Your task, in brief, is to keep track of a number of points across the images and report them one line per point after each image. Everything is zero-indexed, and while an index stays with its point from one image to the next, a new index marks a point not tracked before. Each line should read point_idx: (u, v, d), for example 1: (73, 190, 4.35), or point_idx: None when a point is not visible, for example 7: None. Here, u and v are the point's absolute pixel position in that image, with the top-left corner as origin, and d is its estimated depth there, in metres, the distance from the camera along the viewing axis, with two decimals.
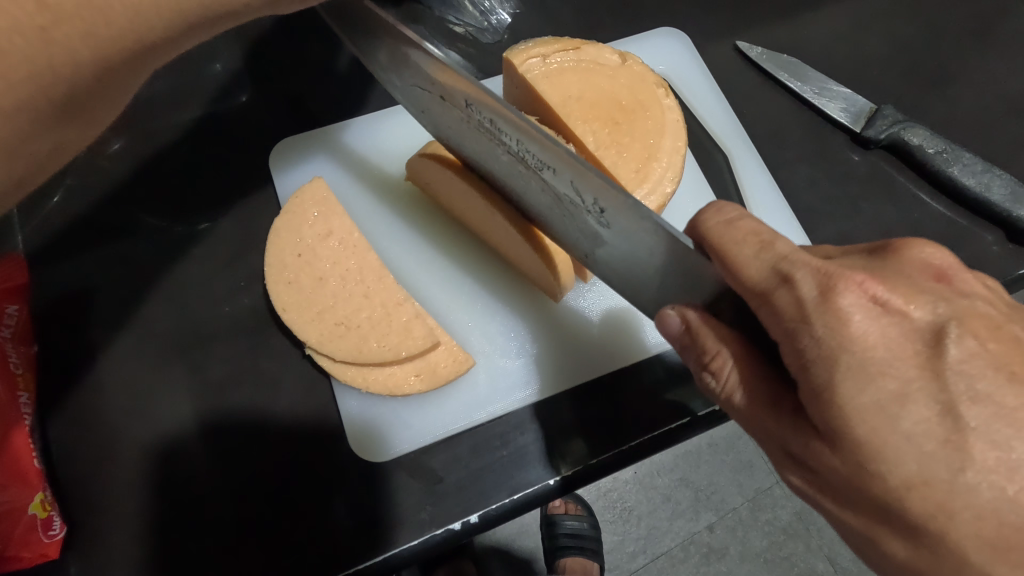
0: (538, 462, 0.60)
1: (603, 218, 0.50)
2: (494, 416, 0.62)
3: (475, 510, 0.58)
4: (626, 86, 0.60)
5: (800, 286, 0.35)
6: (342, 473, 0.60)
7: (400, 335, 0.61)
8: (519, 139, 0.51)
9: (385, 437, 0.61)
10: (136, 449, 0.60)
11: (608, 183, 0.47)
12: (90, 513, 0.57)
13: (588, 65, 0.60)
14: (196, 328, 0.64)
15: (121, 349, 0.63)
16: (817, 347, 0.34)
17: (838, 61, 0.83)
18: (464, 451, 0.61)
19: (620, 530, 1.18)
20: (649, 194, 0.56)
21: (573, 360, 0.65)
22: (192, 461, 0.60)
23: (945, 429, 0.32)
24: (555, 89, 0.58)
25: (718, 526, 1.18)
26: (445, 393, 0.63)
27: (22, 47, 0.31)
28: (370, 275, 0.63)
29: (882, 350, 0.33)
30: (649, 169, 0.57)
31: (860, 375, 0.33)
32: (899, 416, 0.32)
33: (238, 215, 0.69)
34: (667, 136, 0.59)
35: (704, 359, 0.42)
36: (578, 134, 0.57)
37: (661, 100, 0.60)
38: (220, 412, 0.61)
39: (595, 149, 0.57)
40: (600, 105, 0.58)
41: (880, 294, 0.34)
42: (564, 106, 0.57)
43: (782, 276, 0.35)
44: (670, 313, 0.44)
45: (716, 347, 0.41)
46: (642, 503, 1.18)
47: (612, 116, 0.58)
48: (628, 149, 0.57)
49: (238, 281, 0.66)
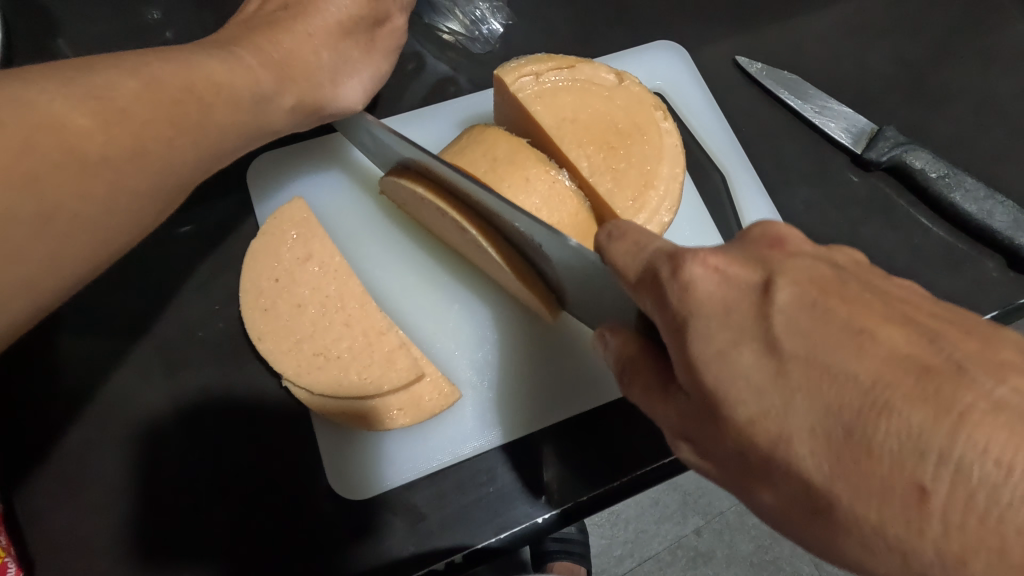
0: (528, 498, 0.58)
1: (560, 264, 0.52)
2: (480, 450, 0.60)
3: (461, 548, 0.56)
4: (622, 108, 0.57)
5: (660, 270, 0.35)
6: (314, 504, 0.57)
7: (381, 369, 0.58)
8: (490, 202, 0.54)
9: (366, 474, 0.58)
10: (104, 486, 0.56)
11: (554, 236, 0.49)
12: (55, 554, 0.54)
13: (584, 85, 0.57)
14: (161, 350, 0.61)
15: (80, 375, 0.59)
16: (674, 309, 0.34)
17: (839, 76, 0.80)
18: (449, 487, 0.58)
19: (608, 533, 1.16)
20: (645, 224, 0.54)
21: (567, 392, 0.63)
22: (163, 494, 0.56)
23: (771, 364, 0.30)
24: (549, 111, 0.55)
25: (706, 530, 1.17)
26: (429, 427, 0.60)
27: (161, 148, 0.38)
28: (351, 304, 0.60)
29: (722, 304, 0.32)
30: (645, 198, 0.55)
31: (702, 331, 0.33)
32: (735, 362, 0.31)
33: (208, 233, 0.65)
34: (664, 162, 0.56)
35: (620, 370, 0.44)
36: (571, 161, 0.54)
37: (659, 124, 0.57)
38: (186, 443, 0.58)
39: (589, 176, 0.54)
40: (595, 129, 0.56)
41: (721, 263, 0.33)
42: (558, 129, 0.55)
43: (650, 269, 0.36)
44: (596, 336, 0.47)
45: (624, 353, 0.43)
46: (630, 507, 1.15)
47: (608, 140, 0.55)
48: (624, 175, 0.55)
49: (213, 304, 0.63)
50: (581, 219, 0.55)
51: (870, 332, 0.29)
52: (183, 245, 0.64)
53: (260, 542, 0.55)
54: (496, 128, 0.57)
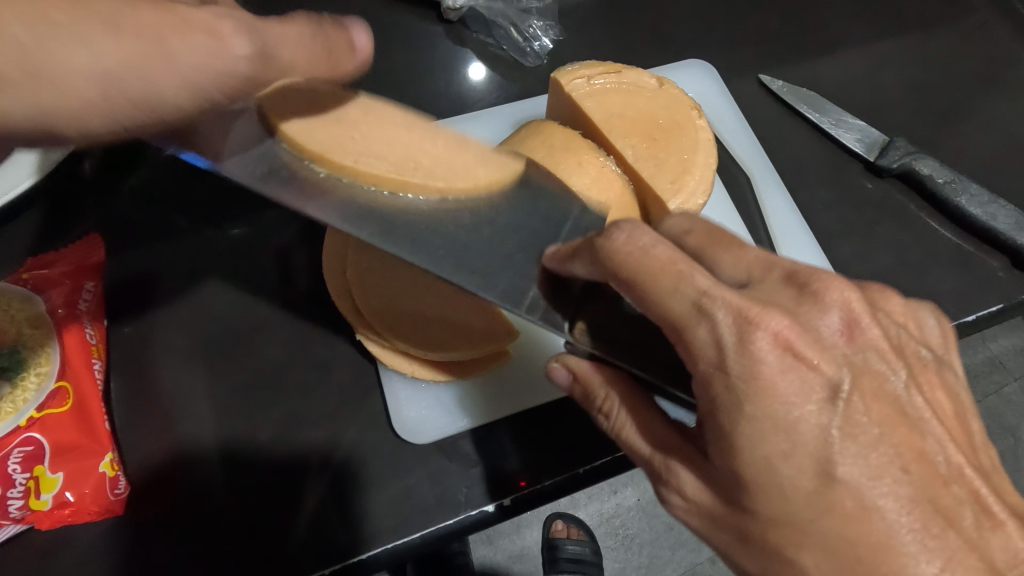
0: (570, 451, 0.64)
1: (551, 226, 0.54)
2: (528, 405, 0.66)
3: (509, 493, 0.62)
4: (663, 106, 0.65)
5: (722, 324, 0.36)
6: (373, 446, 0.64)
7: (449, 335, 0.65)
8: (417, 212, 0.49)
9: (426, 422, 0.65)
10: (193, 420, 0.63)
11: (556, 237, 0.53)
12: (148, 481, 0.61)
13: (629, 87, 0.66)
14: (248, 311, 0.69)
15: (175, 330, 0.68)
16: (726, 394, 0.36)
17: (853, 97, 0.89)
18: (499, 439, 0.65)
19: (622, 557, 1.28)
20: (682, 204, 0.61)
21: None
22: (245, 428, 0.63)
23: (820, 472, 0.35)
24: (599, 107, 0.64)
25: (720, 558, 1.28)
26: (482, 383, 0.67)
27: None
28: (421, 272, 0.67)
29: (780, 393, 0.35)
30: (683, 182, 0.62)
31: (755, 423, 0.35)
32: (786, 455, 0.35)
33: (292, 211, 0.74)
34: (699, 153, 0.64)
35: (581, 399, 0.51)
36: (619, 149, 0.63)
37: (695, 121, 0.65)
38: (271, 393, 0.65)
39: (634, 162, 0.63)
40: (640, 123, 0.64)
41: (792, 339, 0.36)
42: (607, 122, 0.63)
43: (703, 312, 0.36)
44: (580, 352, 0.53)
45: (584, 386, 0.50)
46: (645, 530, 1.29)
47: (650, 133, 0.64)
48: (664, 163, 0.63)
49: (294, 271, 0.71)
50: (626, 198, 0.63)
51: (898, 453, 0.37)
52: (272, 219, 0.73)
53: (330, 475, 0.62)
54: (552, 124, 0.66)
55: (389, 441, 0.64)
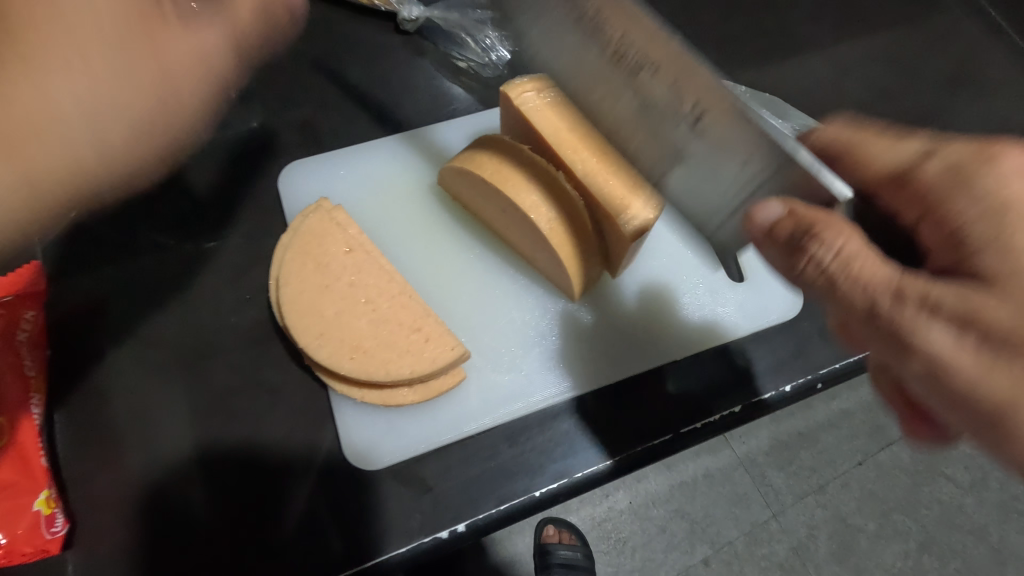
0: (528, 473, 0.63)
1: (698, 125, 0.55)
2: (482, 429, 0.65)
3: (464, 519, 0.61)
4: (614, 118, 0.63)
5: (944, 155, 0.47)
6: (323, 474, 0.62)
7: (378, 363, 0.59)
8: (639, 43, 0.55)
9: (379, 447, 0.64)
10: (139, 452, 0.61)
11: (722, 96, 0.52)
12: (92, 515, 0.59)
13: (579, 98, 0.64)
14: (198, 336, 0.67)
15: (121, 354, 0.65)
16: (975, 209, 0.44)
17: (817, 101, 0.88)
18: (454, 462, 0.64)
19: (614, 561, 1.27)
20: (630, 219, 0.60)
21: (620, 355, 0.70)
22: (193, 458, 0.62)
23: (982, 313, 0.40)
24: (550, 121, 0.63)
25: (714, 559, 1.27)
26: (437, 406, 0.66)
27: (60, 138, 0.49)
28: (361, 292, 0.62)
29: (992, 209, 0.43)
30: (633, 196, 0.61)
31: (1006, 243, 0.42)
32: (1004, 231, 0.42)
33: (246, 231, 0.73)
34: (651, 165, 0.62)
35: (809, 234, 0.44)
36: (569, 163, 0.62)
37: None
38: (221, 422, 0.63)
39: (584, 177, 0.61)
40: (592, 136, 0.63)
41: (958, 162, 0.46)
42: (556, 136, 0.62)
43: (926, 152, 0.48)
44: (773, 203, 0.47)
45: (828, 220, 0.44)
46: (637, 534, 1.28)
47: (601, 145, 0.62)
48: (615, 176, 0.61)
49: (243, 294, 0.69)
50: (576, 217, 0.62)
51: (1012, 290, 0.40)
52: (225, 239, 0.71)
53: (277, 506, 0.60)
54: (501, 142, 0.65)
55: (342, 467, 0.63)
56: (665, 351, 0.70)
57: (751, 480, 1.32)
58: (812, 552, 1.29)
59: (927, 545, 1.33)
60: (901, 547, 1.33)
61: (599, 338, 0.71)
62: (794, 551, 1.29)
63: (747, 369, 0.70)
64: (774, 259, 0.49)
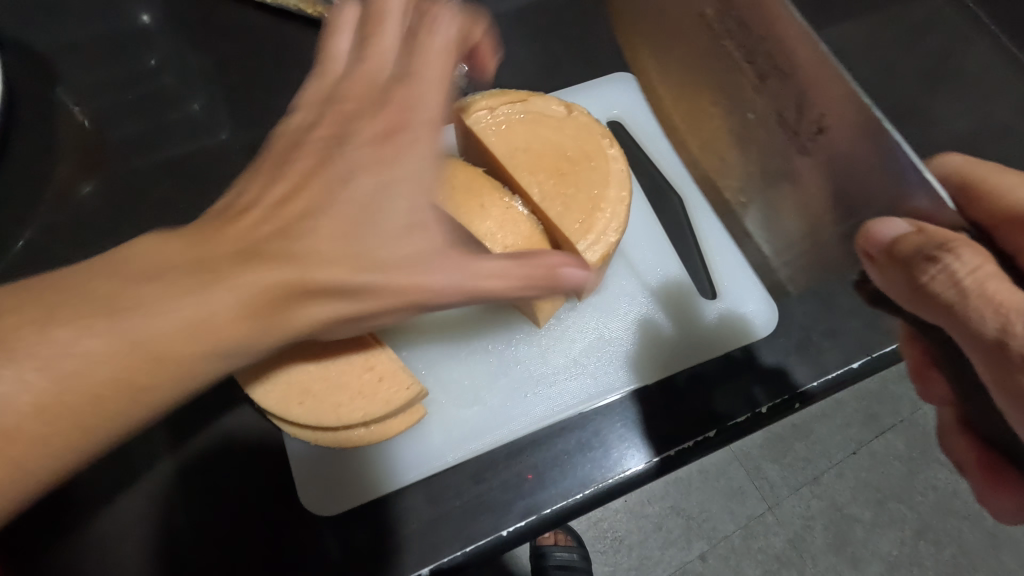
0: (494, 511, 0.61)
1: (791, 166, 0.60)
2: (445, 466, 0.63)
3: (428, 562, 0.59)
4: (572, 136, 0.61)
5: None
6: (283, 522, 0.60)
7: (329, 407, 0.56)
8: (803, 33, 0.55)
9: (336, 490, 0.62)
10: (88, 505, 0.59)
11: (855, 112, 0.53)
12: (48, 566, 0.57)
13: (532, 115, 0.61)
14: None
15: None
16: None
17: None
18: (417, 502, 0.62)
19: (611, 560, 1.24)
20: (592, 245, 0.58)
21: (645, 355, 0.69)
22: (145, 510, 0.59)
23: None
24: (504, 141, 0.60)
25: (711, 554, 1.25)
26: (395, 444, 0.64)
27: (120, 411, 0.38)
28: None
29: None
30: (593, 220, 0.59)
31: None
32: None
33: None
34: (611, 186, 0.60)
35: (930, 247, 0.42)
36: (524, 186, 0.59)
37: (607, 151, 0.61)
38: (174, 467, 0.61)
39: (540, 202, 0.59)
40: (548, 156, 0.60)
41: None
42: (512, 158, 0.59)
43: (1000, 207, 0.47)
44: (899, 221, 0.47)
45: (946, 237, 0.42)
46: (633, 532, 1.26)
47: (558, 167, 0.60)
48: (573, 200, 0.59)
49: None
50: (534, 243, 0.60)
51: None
52: None
53: (236, 559, 0.59)
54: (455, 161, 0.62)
55: (302, 514, 0.61)
56: (634, 373, 0.68)
57: (747, 474, 1.29)
58: (808, 543, 1.26)
59: (926, 532, 1.27)
60: (897, 535, 1.27)
61: (565, 364, 0.68)
62: (790, 543, 1.26)
63: (721, 389, 0.67)
64: (896, 283, 0.45)
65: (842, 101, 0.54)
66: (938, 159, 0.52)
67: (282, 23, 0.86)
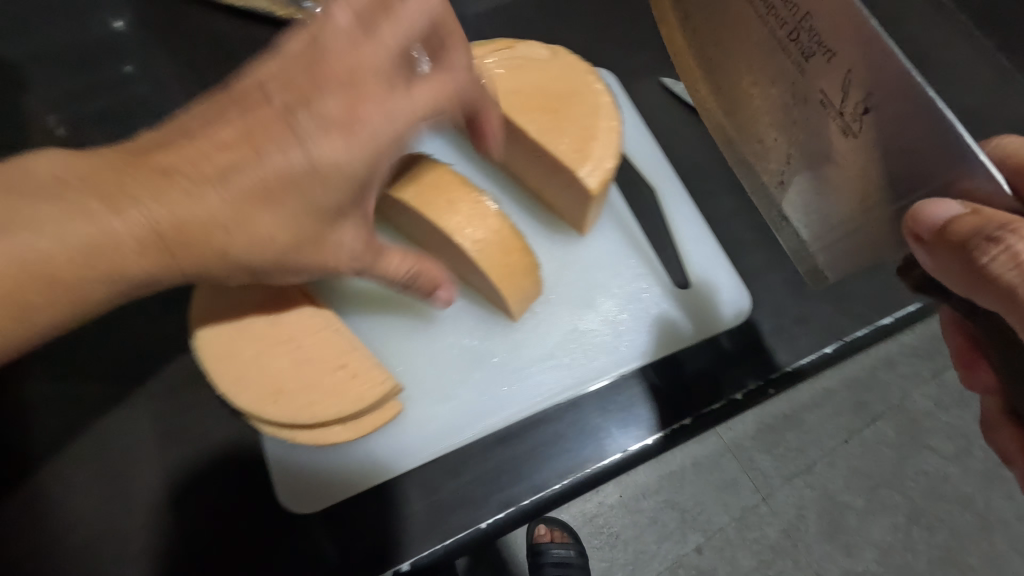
0: (474, 504, 0.62)
1: (856, 123, 0.51)
2: (422, 460, 0.63)
3: (407, 557, 0.60)
4: (558, 78, 0.64)
5: None
6: (262, 523, 0.61)
7: (302, 406, 0.56)
8: (809, 12, 0.50)
9: (314, 488, 0.62)
10: (70, 512, 0.60)
11: (891, 99, 0.47)
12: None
13: (521, 61, 0.64)
14: (127, 385, 0.65)
15: (49, 410, 0.64)
16: None
17: None
18: (397, 499, 0.62)
19: (607, 556, 1.26)
20: (592, 171, 0.61)
21: (644, 339, 0.70)
22: (126, 516, 0.60)
23: None
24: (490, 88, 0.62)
25: (707, 547, 1.26)
26: (373, 441, 0.64)
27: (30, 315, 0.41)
28: (282, 328, 0.58)
29: None
30: (589, 148, 0.61)
31: None
32: None
33: None
34: (601, 117, 0.62)
35: (992, 229, 0.39)
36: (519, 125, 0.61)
37: (594, 85, 0.63)
38: (155, 470, 0.62)
39: (536, 137, 0.61)
40: (537, 99, 0.63)
41: None
42: (504, 99, 0.62)
43: None
44: (955, 201, 0.43)
45: (1013, 219, 0.38)
46: (628, 527, 1.27)
47: (549, 105, 0.62)
48: (568, 131, 0.61)
49: (173, 336, 0.67)
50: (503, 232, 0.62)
51: None
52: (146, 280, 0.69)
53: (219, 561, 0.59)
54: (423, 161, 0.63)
55: (280, 515, 0.61)
56: (608, 365, 0.68)
57: (739, 466, 1.29)
58: (802, 532, 1.28)
59: (917, 516, 1.28)
60: (890, 521, 1.28)
61: (539, 358, 0.68)
62: (785, 532, 1.28)
63: (695, 379, 0.68)
64: (948, 266, 0.42)
65: (881, 79, 0.47)
66: (989, 141, 0.48)
67: (252, 27, 0.86)
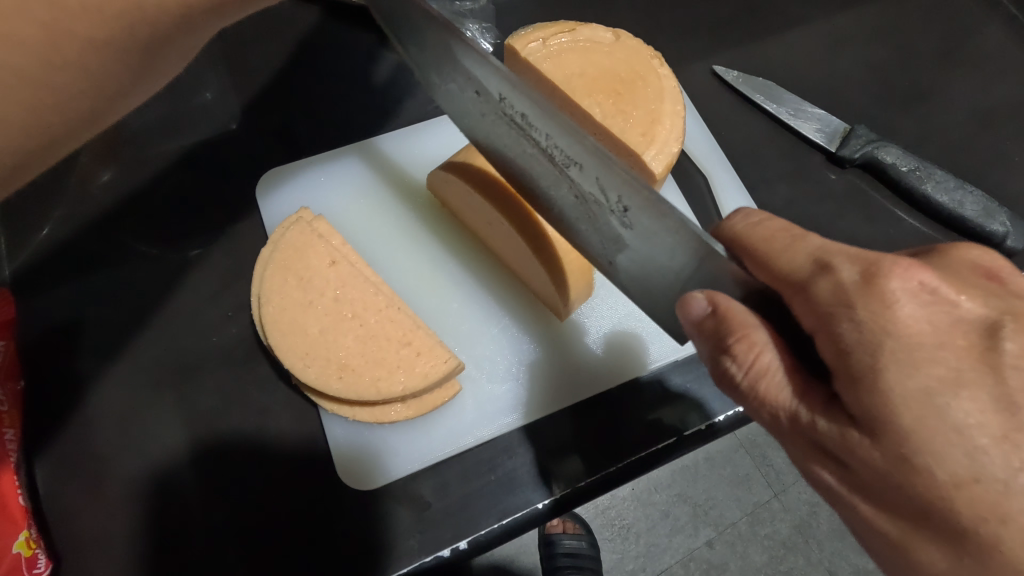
0: (532, 483, 0.62)
1: (625, 218, 0.50)
2: (480, 441, 0.64)
3: (465, 536, 0.59)
4: (622, 60, 0.64)
5: (840, 271, 0.36)
6: (318, 496, 0.61)
7: (368, 381, 0.57)
8: (523, 110, 0.53)
9: (374, 464, 0.62)
10: (124, 482, 0.60)
11: (630, 182, 0.47)
12: (80, 548, 0.57)
13: (585, 44, 0.65)
14: (185, 356, 0.65)
15: (104, 379, 0.64)
16: (856, 333, 0.35)
17: (811, 80, 0.85)
18: (452, 477, 0.62)
19: (620, 547, 1.25)
20: (657, 155, 0.61)
21: (602, 375, 0.68)
22: (184, 486, 0.60)
23: (1001, 423, 0.32)
24: (558, 69, 0.63)
25: (718, 541, 1.26)
26: (431, 421, 0.65)
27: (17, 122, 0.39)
28: (347, 307, 0.60)
29: (930, 336, 0.34)
30: (654, 133, 0.62)
31: (906, 363, 0.33)
32: (949, 406, 0.32)
33: (226, 245, 0.71)
34: (665, 102, 0.63)
35: (726, 339, 0.40)
36: (585, 107, 0.62)
37: (656, 70, 0.65)
38: (213, 440, 0.62)
39: (602, 120, 0.62)
40: (602, 79, 0.63)
41: (927, 281, 0.35)
42: (568, 83, 0.62)
43: (821, 266, 0.37)
44: (694, 295, 0.43)
45: (743, 326, 0.40)
46: (641, 520, 1.26)
47: (614, 88, 0.63)
48: (633, 115, 0.62)
49: (226, 311, 0.68)
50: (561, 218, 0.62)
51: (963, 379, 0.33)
52: (201, 254, 0.70)
53: (271, 531, 0.59)
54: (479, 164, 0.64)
55: (335, 492, 0.61)
56: (657, 353, 0.69)
57: (753, 461, 1.29)
58: (814, 528, 1.27)
59: None
60: None
61: (588, 345, 0.69)
62: (797, 528, 1.27)
63: None
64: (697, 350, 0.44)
65: (631, 190, 0.47)
66: (734, 213, 0.44)
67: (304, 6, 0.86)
